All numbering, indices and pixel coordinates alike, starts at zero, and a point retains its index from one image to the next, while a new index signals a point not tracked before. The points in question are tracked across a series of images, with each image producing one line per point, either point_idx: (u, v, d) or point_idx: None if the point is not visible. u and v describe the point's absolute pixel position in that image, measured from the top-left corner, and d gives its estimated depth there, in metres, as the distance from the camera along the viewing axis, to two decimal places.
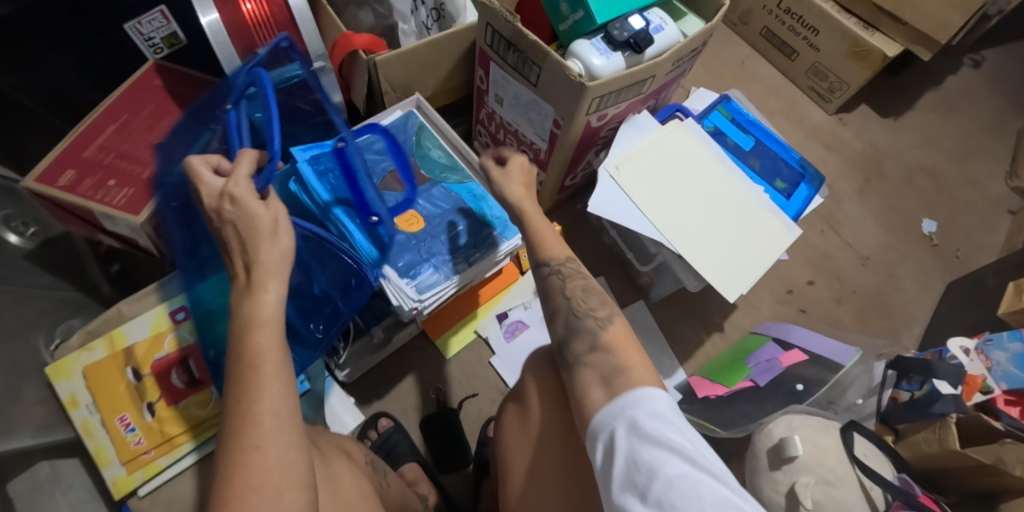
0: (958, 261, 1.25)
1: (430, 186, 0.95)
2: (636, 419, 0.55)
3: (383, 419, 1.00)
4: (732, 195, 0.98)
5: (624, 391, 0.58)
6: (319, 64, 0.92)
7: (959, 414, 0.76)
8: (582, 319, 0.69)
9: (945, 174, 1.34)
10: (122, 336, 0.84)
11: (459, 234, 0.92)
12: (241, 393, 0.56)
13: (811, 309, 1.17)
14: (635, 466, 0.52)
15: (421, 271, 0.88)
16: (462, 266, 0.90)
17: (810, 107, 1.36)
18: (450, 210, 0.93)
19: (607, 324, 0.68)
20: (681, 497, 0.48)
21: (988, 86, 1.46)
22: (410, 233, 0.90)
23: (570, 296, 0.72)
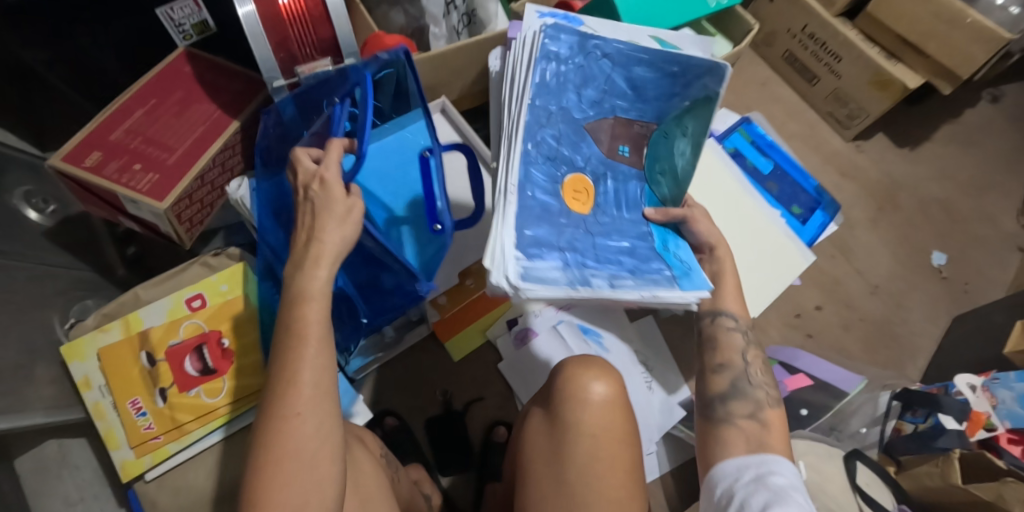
0: (966, 295, 1.26)
1: (632, 175, 0.71)
2: (759, 474, 0.59)
3: (389, 418, 1.01)
4: (756, 218, 0.99)
5: (754, 454, 0.62)
6: (350, 62, 0.90)
7: (962, 449, 0.78)
8: (753, 386, 0.69)
9: (959, 208, 1.35)
10: (137, 320, 0.85)
11: (619, 250, 0.66)
12: (282, 364, 0.55)
13: (818, 335, 1.18)
14: (748, 504, 0.57)
15: (547, 257, 0.60)
16: (601, 283, 0.61)
17: (827, 133, 1.37)
18: (627, 221, 0.69)
19: (774, 403, 0.68)
20: None
21: (1007, 122, 1.45)
22: (569, 210, 0.65)
23: (747, 359, 0.71)
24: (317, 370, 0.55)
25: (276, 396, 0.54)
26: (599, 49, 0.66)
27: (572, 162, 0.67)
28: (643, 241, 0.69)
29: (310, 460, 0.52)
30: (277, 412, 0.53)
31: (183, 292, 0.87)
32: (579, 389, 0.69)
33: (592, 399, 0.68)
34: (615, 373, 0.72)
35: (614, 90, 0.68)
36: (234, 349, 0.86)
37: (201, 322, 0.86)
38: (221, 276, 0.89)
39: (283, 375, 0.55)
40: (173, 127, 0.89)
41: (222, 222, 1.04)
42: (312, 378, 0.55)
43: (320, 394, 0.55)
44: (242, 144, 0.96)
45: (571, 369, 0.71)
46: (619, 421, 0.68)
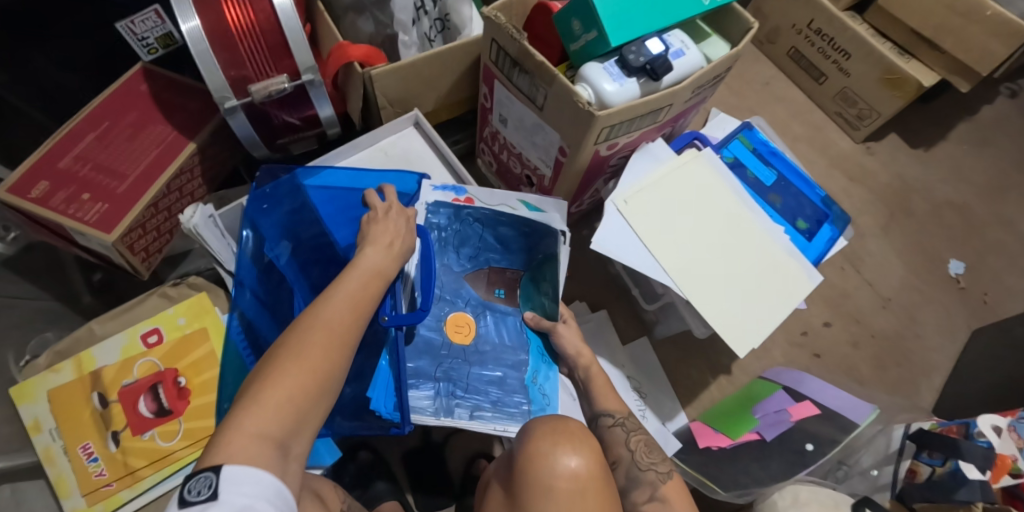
0: (986, 307, 1.16)
1: (509, 311, 0.84)
2: None
3: (363, 451, 0.94)
4: (747, 233, 0.91)
5: None
6: (308, 78, 0.83)
7: (986, 504, 0.69)
8: (643, 471, 0.72)
9: (977, 213, 1.24)
10: (91, 359, 0.80)
11: (490, 380, 0.79)
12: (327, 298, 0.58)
13: (826, 355, 1.10)
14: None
15: (421, 388, 0.75)
16: (462, 412, 0.75)
17: (836, 135, 1.27)
18: (508, 352, 0.82)
19: (667, 478, 0.71)
20: None
21: None
22: (450, 341, 0.80)
23: (631, 448, 0.74)
24: (342, 310, 0.58)
25: (304, 324, 0.56)
26: (472, 215, 0.83)
27: (453, 301, 0.82)
28: (514, 374, 0.80)
29: (317, 386, 0.54)
30: (306, 322, 0.56)
31: (139, 326, 0.83)
32: (545, 464, 0.63)
33: (558, 489, 0.62)
34: (587, 439, 0.66)
35: (487, 247, 0.86)
36: (191, 388, 0.81)
37: (158, 360, 0.81)
38: (180, 309, 0.84)
39: (320, 311, 0.57)
40: (125, 151, 0.84)
41: (188, 246, 0.98)
42: (342, 315, 0.58)
43: (344, 333, 0.57)
44: (202, 166, 0.90)
45: (534, 441, 0.65)
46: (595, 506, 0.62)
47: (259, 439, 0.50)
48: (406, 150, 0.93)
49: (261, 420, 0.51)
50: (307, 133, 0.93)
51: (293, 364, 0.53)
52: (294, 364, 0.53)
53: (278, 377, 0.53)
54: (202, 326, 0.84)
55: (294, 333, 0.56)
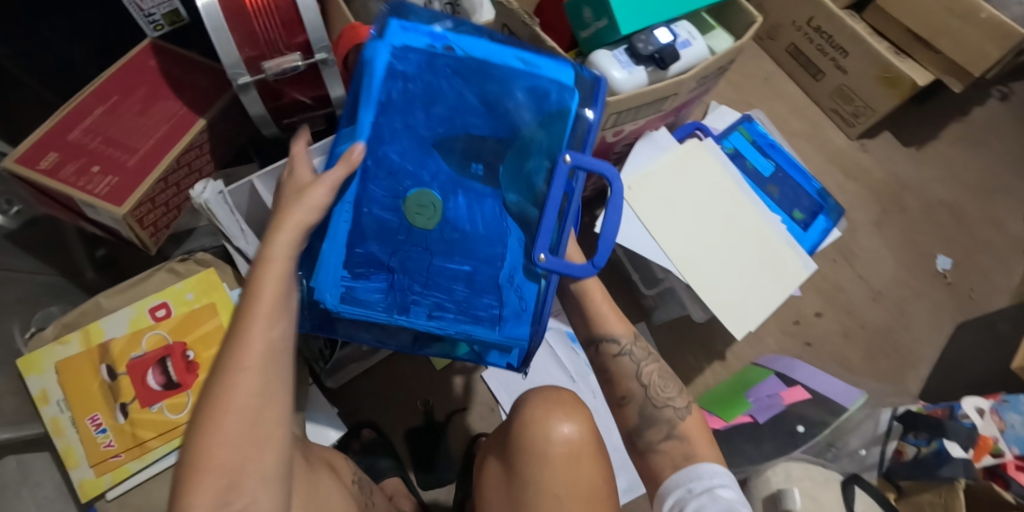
0: (971, 302, 1.20)
1: (488, 193, 0.69)
2: (710, 487, 0.58)
3: (367, 429, 0.95)
4: (753, 221, 0.94)
5: (689, 465, 0.61)
6: (322, 57, 0.83)
7: (968, 480, 0.74)
8: (660, 409, 0.66)
9: (966, 211, 1.28)
10: (99, 331, 0.81)
11: (455, 275, 0.67)
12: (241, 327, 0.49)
13: (817, 343, 1.13)
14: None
15: (371, 282, 0.65)
16: (417, 312, 0.65)
17: (832, 131, 1.30)
18: (484, 243, 0.68)
19: (686, 415, 0.66)
20: None
21: (1016, 121, 1.38)
22: (407, 223, 0.66)
23: (644, 381, 0.68)
24: (266, 331, 0.49)
25: (230, 364, 0.48)
26: (448, 65, 0.67)
27: (415, 176, 0.67)
28: (487, 276, 0.67)
29: (252, 425, 0.47)
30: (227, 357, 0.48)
31: (147, 300, 0.83)
32: (541, 431, 0.64)
33: (553, 454, 0.63)
34: (582, 409, 0.68)
35: (464, 108, 0.67)
36: (200, 362, 0.82)
37: (166, 333, 0.82)
38: (188, 284, 0.85)
39: (236, 344, 0.49)
40: (135, 126, 0.84)
41: (192, 224, 0.99)
42: (267, 338, 0.49)
43: (275, 356, 0.49)
44: (211, 142, 0.90)
45: (530, 409, 0.67)
46: (587, 474, 0.63)
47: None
48: None
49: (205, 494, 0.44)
50: (315, 113, 0.94)
51: (219, 413, 0.46)
52: (230, 417, 0.46)
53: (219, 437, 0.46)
54: (210, 301, 0.84)
55: (218, 385, 0.48)
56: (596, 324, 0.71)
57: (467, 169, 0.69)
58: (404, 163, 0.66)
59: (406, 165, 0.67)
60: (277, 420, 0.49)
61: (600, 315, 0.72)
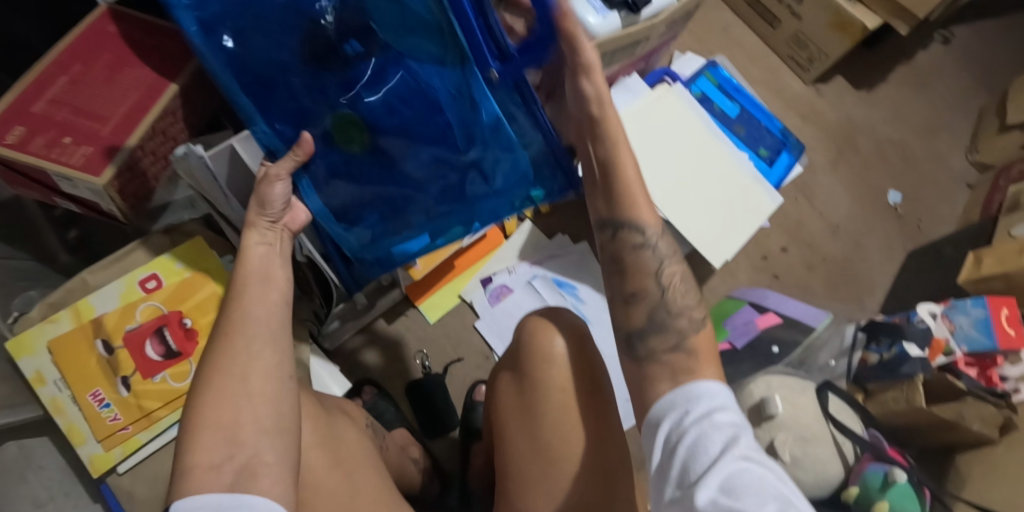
0: (919, 231, 1.30)
1: (391, 62, 0.59)
2: (709, 411, 0.47)
3: (367, 386, 0.97)
4: (696, 140, 0.99)
5: (685, 386, 0.51)
6: None
7: (924, 373, 0.82)
8: (673, 317, 0.55)
9: (912, 148, 1.38)
10: (89, 307, 0.79)
11: (424, 172, 0.64)
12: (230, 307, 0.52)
13: (784, 275, 1.21)
14: (704, 453, 0.44)
15: (368, 219, 0.67)
16: (420, 223, 0.68)
17: (789, 77, 1.37)
18: (426, 126, 0.61)
19: (700, 328, 0.55)
20: (743, 485, 0.42)
21: (956, 63, 1.47)
22: (346, 153, 0.62)
23: (664, 282, 0.57)
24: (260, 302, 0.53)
25: (218, 336, 0.50)
26: None
27: (320, 102, 0.59)
28: (452, 147, 0.62)
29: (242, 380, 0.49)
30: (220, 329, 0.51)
31: (136, 272, 0.82)
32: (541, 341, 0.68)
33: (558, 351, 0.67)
34: (577, 326, 0.71)
35: None
36: (198, 329, 0.82)
37: (159, 303, 0.81)
38: (176, 253, 0.84)
39: (223, 318, 0.52)
40: (104, 94, 0.81)
41: (167, 198, 0.94)
42: (250, 306, 0.52)
43: (262, 321, 0.52)
44: (183, 110, 0.88)
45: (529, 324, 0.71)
46: (591, 367, 0.68)
47: (215, 472, 0.45)
48: None
49: (205, 448, 0.46)
50: None
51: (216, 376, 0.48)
52: (220, 376, 0.48)
53: (213, 394, 0.48)
54: (201, 268, 0.84)
55: (209, 354, 0.50)
56: (626, 209, 0.57)
57: (340, 53, 0.57)
58: (297, 98, 0.58)
59: (302, 103, 0.59)
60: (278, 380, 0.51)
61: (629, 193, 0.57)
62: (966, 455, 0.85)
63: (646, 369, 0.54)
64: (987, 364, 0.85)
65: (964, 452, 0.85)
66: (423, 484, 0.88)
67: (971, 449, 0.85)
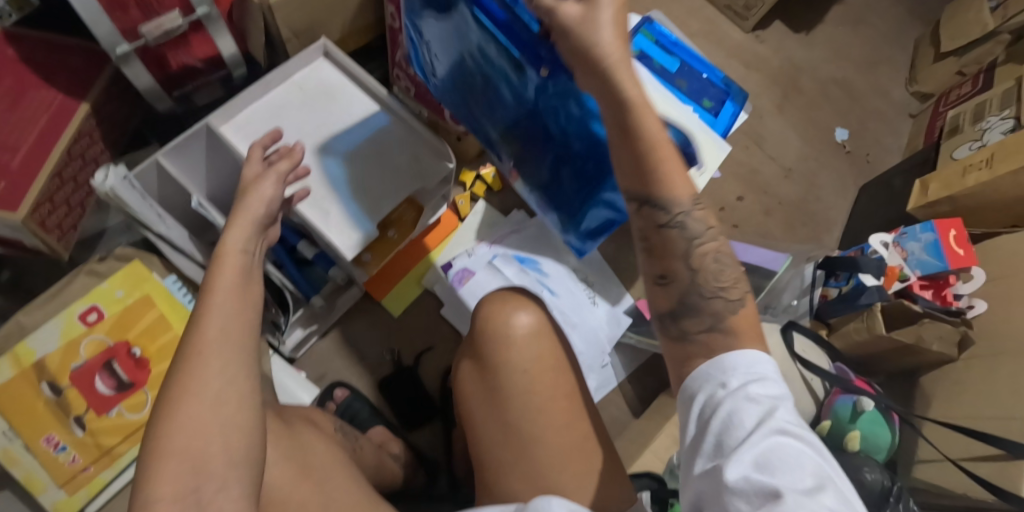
0: (869, 165, 1.33)
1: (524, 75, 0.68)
2: (744, 384, 0.47)
3: (338, 389, 0.95)
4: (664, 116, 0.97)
5: (720, 355, 0.50)
6: (203, 12, 0.76)
7: (883, 301, 0.84)
8: (707, 299, 0.52)
9: (855, 85, 1.39)
10: (28, 351, 0.74)
11: (558, 142, 0.75)
12: (200, 323, 0.50)
13: (743, 224, 1.23)
14: (739, 426, 0.45)
15: (566, 195, 0.83)
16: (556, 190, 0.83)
17: (728, 27, 1.36)
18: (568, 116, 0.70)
19: (738, 308, 0.53)
20: (781, 462, 0.42)
21: None
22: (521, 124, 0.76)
23: (695, 265, 0.53)
24: (231, 318, 0.51)
25: (188, 357, 0.48)
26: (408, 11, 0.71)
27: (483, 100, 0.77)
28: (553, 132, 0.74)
29: (215, 407, 0.47)
30: (186, 352, 0.49)
31: (74, 307, 0.77)
32: (502, 322, 0.67)
33: (510, 336, 0.66)
34: (535, 301, 0.70)
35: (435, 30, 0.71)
36: (148, 357, 0.79)
37: (103, 335, 0.78)
38: (115, 281, 0.80)
39: (189, 337, 0.49)
40: (8, 123, 0.76)
41: (101, 225, 0.91)
42: (221, 326, 0.50)
43: (227, 335, 0.50)
44: (99, 128, 0.84)
45: (487, 307, 0.70)
46: (548, 347, 0.66)
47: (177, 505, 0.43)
48: (321, 82, 0.91)
49: (168, 479, 0.44)
50: (210, 77, 0.88)
51: (185, 400, 0.47)
52: (189, 400, 0.47)
53: (178, 417, 0.46)
54: (143, 294, 0.80)
55: (176, 374, 0.48)
56: (662, 185, 0.51)
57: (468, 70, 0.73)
58: (479, 101, 0.77)
59: (489, 106, 0.77)
60: (248, 398, 0.49)
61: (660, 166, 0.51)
62: (930, 374, 0.87)
63: (684, 350, 0.53)
64: (941, 285, 0.88)
65: (927, 371, 0.88)
66: (407, 478, 0.88)
67: (933, 368, 0.87)
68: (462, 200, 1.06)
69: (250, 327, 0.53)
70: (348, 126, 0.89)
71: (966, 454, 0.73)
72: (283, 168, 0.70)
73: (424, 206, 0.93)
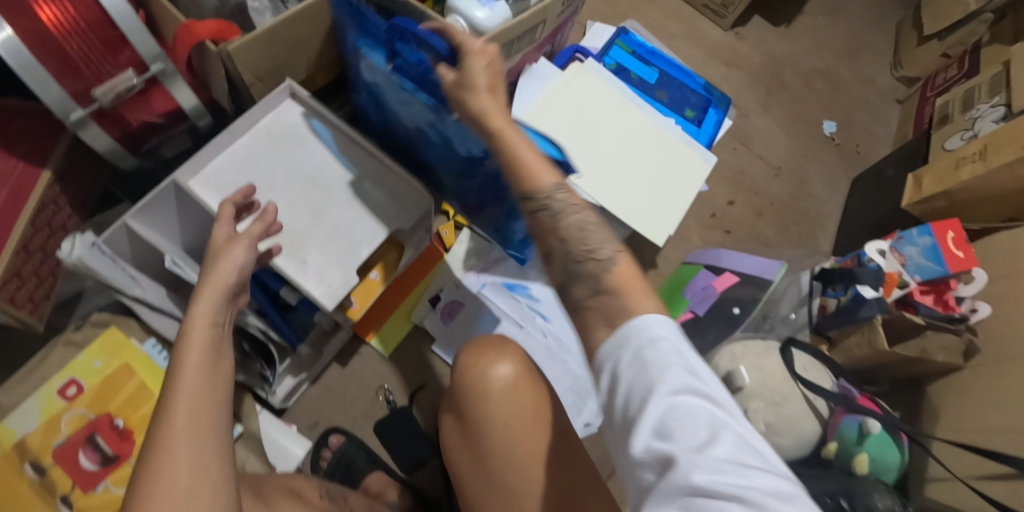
0: (859, 156, 1.29)
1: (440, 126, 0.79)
2: (643, 349, 0.42)
3: (334, 435, 0.94)
4: (635, 121, 0.95)
5: (622, 321, 0.45)
6: (158, 68, 0.74)
7: (884, 314, 0.81)
8: (582, 263, 0.50)
9: (839, 75, 1.36)
10: (8, 432, 0.73)
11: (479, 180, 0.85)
12: (164, 409, 0.48)
13: (736, 229, 1.19)
14: (641, 399, 0.41)
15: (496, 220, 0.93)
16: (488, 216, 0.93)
17: (706, 26, 1.33)
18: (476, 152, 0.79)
19: (613, 264, 0.49)
20: (684, 430, 0.39)
21: None
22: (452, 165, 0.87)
23: (565, 234, 0.51)
24: (194, 403, 0.49)
25: (151, 453, 0.46)
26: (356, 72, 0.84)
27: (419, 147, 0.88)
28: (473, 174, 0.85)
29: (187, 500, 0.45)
30: (150, 448, 0.46)
31: (52, 382, 0.76)
32: (480, 374, 0.66)
33: (489, 390, 0.64)
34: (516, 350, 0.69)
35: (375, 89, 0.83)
36: (132, 427, 0.77)
37: (84, 408, 0.76)
38: (92, 351, 0.78)
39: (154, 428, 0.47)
40: None
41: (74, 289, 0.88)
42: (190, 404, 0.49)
43: (196, 422, 0.48)
44: (64, 193, 0.81)
45: (466, 359, 0.69)
46: (530, 398, 0.64)
47: None
48: (290, 125, 0.88)
49: None
50: (172, 131, 0.86)
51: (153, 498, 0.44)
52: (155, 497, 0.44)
53: None
54: (122, 362, 0.79)
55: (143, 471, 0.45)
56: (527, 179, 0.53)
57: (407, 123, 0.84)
58: (416, 144, 0.89)
59: (423, 150, 0.89)
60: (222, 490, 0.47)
61: (519, 160, 0.54)
62: (936, 384, 0.85)
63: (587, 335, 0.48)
64: (942, 289, 0.84)
65: (933, 381, 0.85)
66: None
67: (939, 377, 0.85)
68: (446, 230, 1.05)
69: (221, 411, 0.50)
70: (318, 168, 0.87)
71: (977, 475, 0.71)
72: (255, 231, 0.69)
73: (405, 244, 0.90)
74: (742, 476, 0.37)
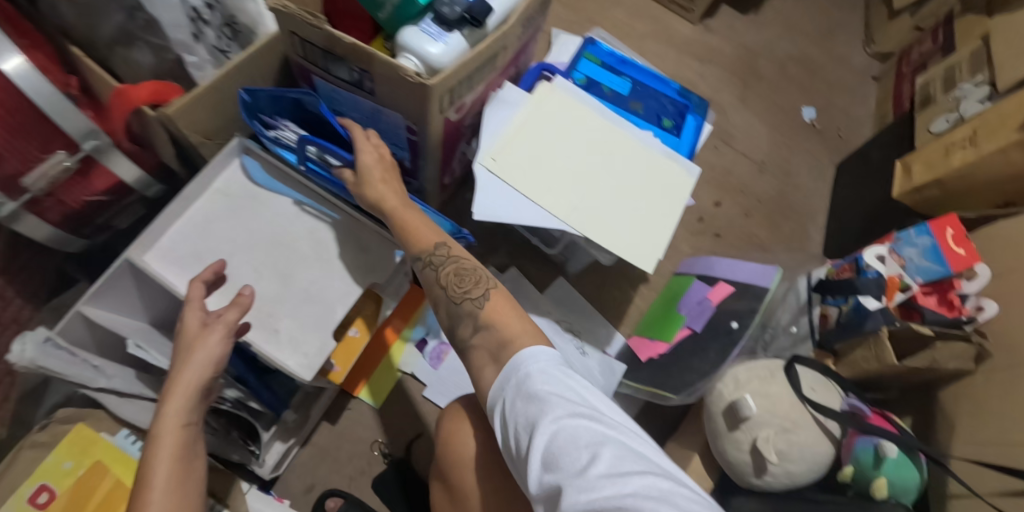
0: (842, 140, 1.25)
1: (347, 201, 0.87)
2: (523, 381, 0.51)
3: (331, 498, 0.90)
4: (615, 139, 0.90)
5: (507, 359, 0.54)
6: (91, 145, 0.69)
7: (890, 326, 0.78)
8: (458, 304, 0.60)
9: (815, 58, 1.31)
10: None
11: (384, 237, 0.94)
12: None
13: (725, 232, 1.15)
14: (529, 431, 0.48)
15: None
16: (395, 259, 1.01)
17: (674, 22, 1.28)
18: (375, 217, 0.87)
19: (485, 301, 0.59)
20: (567, 453, 0.45)
21: None
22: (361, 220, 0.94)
23: (442, 284, 0.62)
24: None
25: None
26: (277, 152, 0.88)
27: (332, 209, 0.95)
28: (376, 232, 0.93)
29: None
30: None
31: (20, 492, 0.71)
32: (463, 443, 0.65)
33: (469, 459, 0.65)
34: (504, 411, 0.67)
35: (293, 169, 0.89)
36: None
37: None
38: (59, 453, 0.74)
39: None
40: None
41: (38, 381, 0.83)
42: None
43: None
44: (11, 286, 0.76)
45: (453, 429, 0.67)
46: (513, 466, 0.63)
47: None
48: (247, 187, 0.82)
49: None
50: (119, 204, 0.81)
51: None
52: None
53: None
54: (93, 460, 0.75)
55: None
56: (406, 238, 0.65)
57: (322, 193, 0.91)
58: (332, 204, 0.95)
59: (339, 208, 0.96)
60: None
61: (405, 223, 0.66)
62: (948, 390, 0.81)
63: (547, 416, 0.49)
64: (945, 288, 0.81)
65: (946, 386, 0.82)
66: None
67: (951, 382, 0.81)
68: None
69: None
70: (285, 229, 0.81)
71: (997, 491, 0.69)
72: (233, 315, 0.63)
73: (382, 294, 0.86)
74: (618, 483, 0.42)
